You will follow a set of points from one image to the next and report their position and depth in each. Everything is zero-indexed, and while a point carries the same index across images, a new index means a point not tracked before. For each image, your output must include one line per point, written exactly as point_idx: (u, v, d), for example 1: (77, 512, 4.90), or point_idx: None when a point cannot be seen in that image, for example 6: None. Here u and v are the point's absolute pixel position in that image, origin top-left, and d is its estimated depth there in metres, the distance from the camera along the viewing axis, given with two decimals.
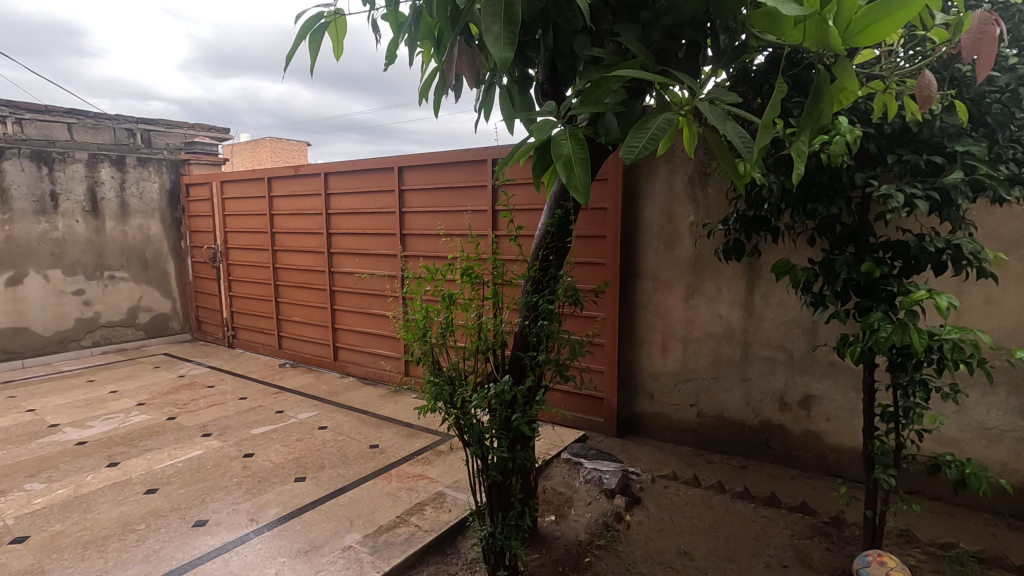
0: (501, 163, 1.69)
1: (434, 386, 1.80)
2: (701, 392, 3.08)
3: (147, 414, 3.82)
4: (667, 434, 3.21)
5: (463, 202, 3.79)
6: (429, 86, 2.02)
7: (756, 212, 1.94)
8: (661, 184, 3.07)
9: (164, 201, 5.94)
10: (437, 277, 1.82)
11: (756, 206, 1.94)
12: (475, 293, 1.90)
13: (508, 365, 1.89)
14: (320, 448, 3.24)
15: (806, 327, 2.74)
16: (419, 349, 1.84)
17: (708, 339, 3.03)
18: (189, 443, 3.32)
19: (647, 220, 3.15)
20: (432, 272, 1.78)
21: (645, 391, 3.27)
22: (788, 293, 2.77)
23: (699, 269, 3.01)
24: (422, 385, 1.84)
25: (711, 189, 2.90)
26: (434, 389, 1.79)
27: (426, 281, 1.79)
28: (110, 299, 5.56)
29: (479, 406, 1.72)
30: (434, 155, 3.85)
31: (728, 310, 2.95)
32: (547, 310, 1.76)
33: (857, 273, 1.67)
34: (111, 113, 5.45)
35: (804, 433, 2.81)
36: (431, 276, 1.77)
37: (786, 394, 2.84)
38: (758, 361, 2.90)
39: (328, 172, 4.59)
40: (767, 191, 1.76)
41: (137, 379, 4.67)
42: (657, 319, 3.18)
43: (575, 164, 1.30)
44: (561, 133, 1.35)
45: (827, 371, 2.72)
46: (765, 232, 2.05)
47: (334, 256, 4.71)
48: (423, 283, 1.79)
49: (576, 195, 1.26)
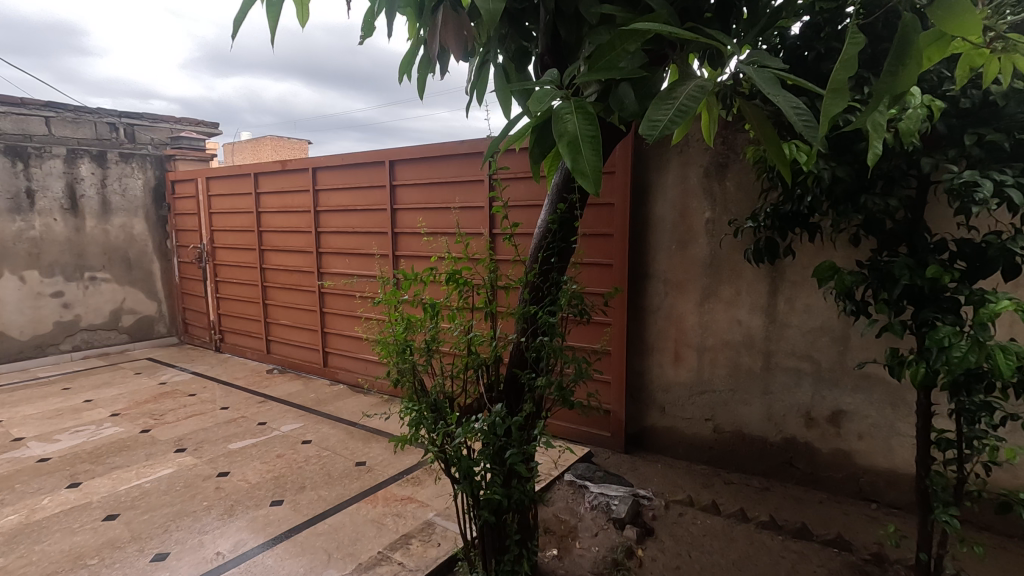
0: (493, 148, 1.41)
1: (415, 412, 1.53)
2: (717, 405, 2.81)
3: (121, 426, 3.56)
4: (679, 450, 2.94)
5: (457, 198, 3.51)
6: (413, 64, 1.76)
7: (792, 207, 1.67)
8: (674, 177, 2.80)
9: (148, 198, 5.68)
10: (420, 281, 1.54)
11: (793, 199, 1.66)
12: (464, 300, 1.64)
13: (503, 386, 1.62)
14: (302, 466, 2.98)
15: (835, 336, 2.47)
16: (398, 367, 1.58)
17: (725, 347, 2.76)
18: (161, 459, 3.06)
19: (659, 217, 2.88)
20: (412, 275, 1.51)
21: (655, 403, 3.00)
22: (815, 297, 2.49)
23: (715, 270, 2.74)
24: (402, 408, 1.57)
25: (730, 182, 2.63)
26: (414, 415, 1.53)
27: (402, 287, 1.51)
28: (92, 301, 5.31)
29: (466, 438, 1.44)
30: (427, 147, 3.59)
31: (748, 316, 2.68)
32: (548, 323, 1.48)
33: (920, 277, 1.39)
34: (92, 106, 5.21)
35: (833, 452, 2.54)
36: (410, 281, 1.50)
37: (813, 409, 2.57)
38: (781, 371, 2.63)
39: (317, 167, 4.33)
40: (812, 181, 1.49)
41: (116, 386, 4.42)
42: (669, 325, 2.91)
43: (581, 146, 1.02)
44: (563, 107, 1.08)
45: (859, 385, 2.44)
46: (800, 230, 1.77)
47: (323, 256, 4.44)
48: (400, 289, 1.51)
49: (584, 182, 0.99)
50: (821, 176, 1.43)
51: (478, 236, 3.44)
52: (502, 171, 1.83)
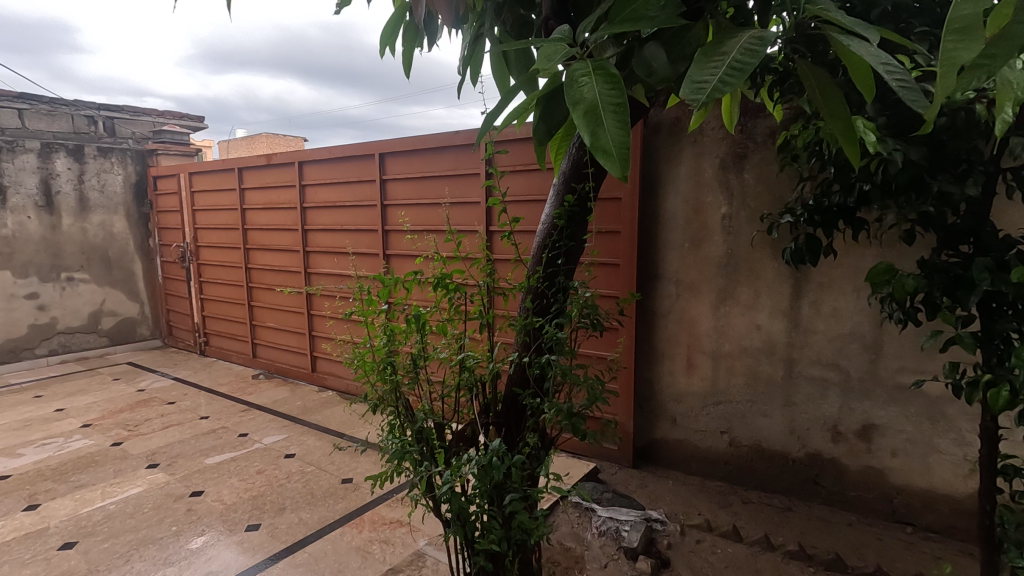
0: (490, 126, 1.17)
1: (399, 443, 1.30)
2: (734, 417, 2.59)
3: (91, 438, 3.32)
4: (691, 465, 2.72)
5: (450, 193, 3.28)
6: (397, 33, 1.50)
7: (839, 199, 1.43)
8: (686, 169, 2.57)
9: (129, 195, 5.43)
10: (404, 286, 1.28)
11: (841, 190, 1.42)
12: (454, 307, 1.40)
13: (502, 410, 1.38)
14: (283, 484, 2.75)
15: (867, 343, 2.25)
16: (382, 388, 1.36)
17: (743, 354, 2.54)
18: (130, 476, 2.82)
19: (669, 213, 2.64)
20: (392, 280, 1.24)
21: (666, 414, 2.77)
22: (843, 300, 2.28)
23: (732, 270, 2.51)
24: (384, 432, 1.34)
25: (749, 174, 2.41)
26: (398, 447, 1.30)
27: (380, 293, 1.25)
28: (69, 303, 5.06)
29: (458, 479, 1.20)
30: (420, 139, 3.36)
31: (769, 320, 2.46)
32: (555, 337, 1.23)
33: (1006, 282, 1.15)
34: (69, 98, 4.96)
35: (863, 470, 2.32)
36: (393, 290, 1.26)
37: (841, 423, 2.35)
38: (805, 381, 2.41)
39: (303, 161, 4.09)
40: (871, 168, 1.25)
41: (91, 393, 4.18)
42: (680, 330, 2.69)
43: (602, 115, 0.79)
44: (578, 68, 0.85)
45: (893, 397, 2.23)
46: (844, 225, 1.54)
47: (310, 256, 4.21)
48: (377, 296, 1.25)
49: (607, 162, 0.76)
50: (890, 159, 1.19)
51: (473, 234, 3.20)
52: (500, 158, 1.58)
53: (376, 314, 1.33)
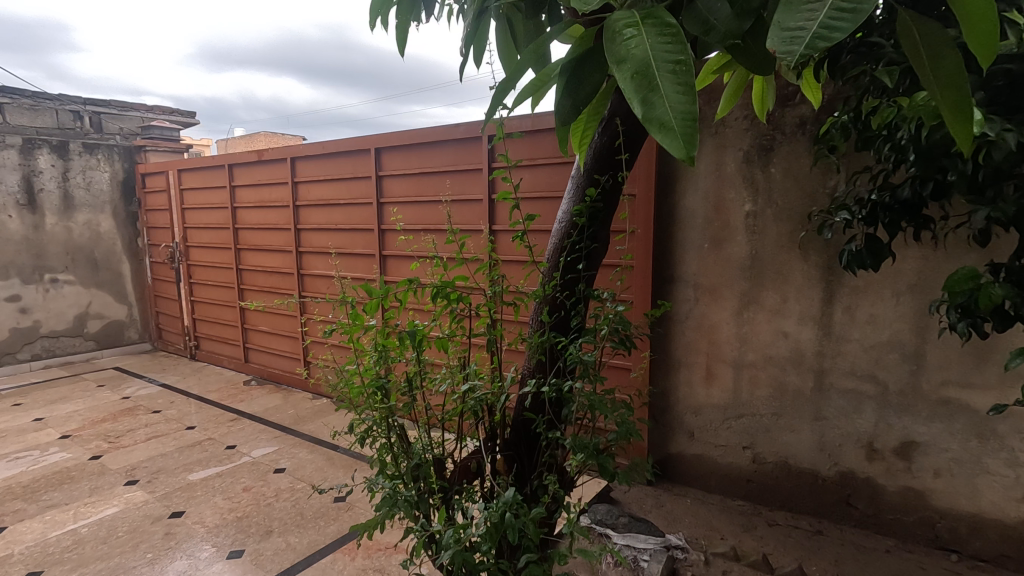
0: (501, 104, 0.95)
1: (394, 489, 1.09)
2: (758, 431, 2.39)
3: (68, 451, 3.12)
4: (711, 482, 2.53)
5: (451, 190, 3.08)
6: (389, 4, 1.28)
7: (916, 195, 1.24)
8: (707, 163, 2.37)
9: (116, 193, 5.22)
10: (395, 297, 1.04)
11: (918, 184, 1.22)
12: (455, 322, 1.19)
13: (514, 442, 1.18)
14: (270, 503, 2.55)
15: (907, 352, 2.06)
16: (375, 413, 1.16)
17: (768, 364, 2.34)
18: (107, 495, 2.62)
19: (688, 212, 2.44)
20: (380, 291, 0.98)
21: (682, 428, 2.58)
22: (880, 306, 2.09)
23: (757, 273, 2.32)
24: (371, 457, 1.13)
25: (776, 168, 2.22)
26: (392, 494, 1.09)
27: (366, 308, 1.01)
28: (53, 306, 4.86)
29: (465, 540, 0.99)
30: (417, 132, 3.16)
31: (797, 328, 2.26)
32: (580, 359, 1.03)
33: None
34: (53, 92, 4.76)
35: (902, 491, 2.13)
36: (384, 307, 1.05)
37: (877, 439, 2.15)
38: (837, 394, 2.21)
39: (296, 157, 3.89)
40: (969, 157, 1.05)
41: (73, 402, 3.97)
42: (699, 337, 2.49)
43: (656, 79, 0.59)
44: (620, 19, 0.65)
45: (937, 412, 2.03)
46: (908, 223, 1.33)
47: (303, 256, 4.01)
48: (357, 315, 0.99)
49: (666, 137, 0.56)
50: (998, 145, 0.99)
51: (476, 234, 3.01)
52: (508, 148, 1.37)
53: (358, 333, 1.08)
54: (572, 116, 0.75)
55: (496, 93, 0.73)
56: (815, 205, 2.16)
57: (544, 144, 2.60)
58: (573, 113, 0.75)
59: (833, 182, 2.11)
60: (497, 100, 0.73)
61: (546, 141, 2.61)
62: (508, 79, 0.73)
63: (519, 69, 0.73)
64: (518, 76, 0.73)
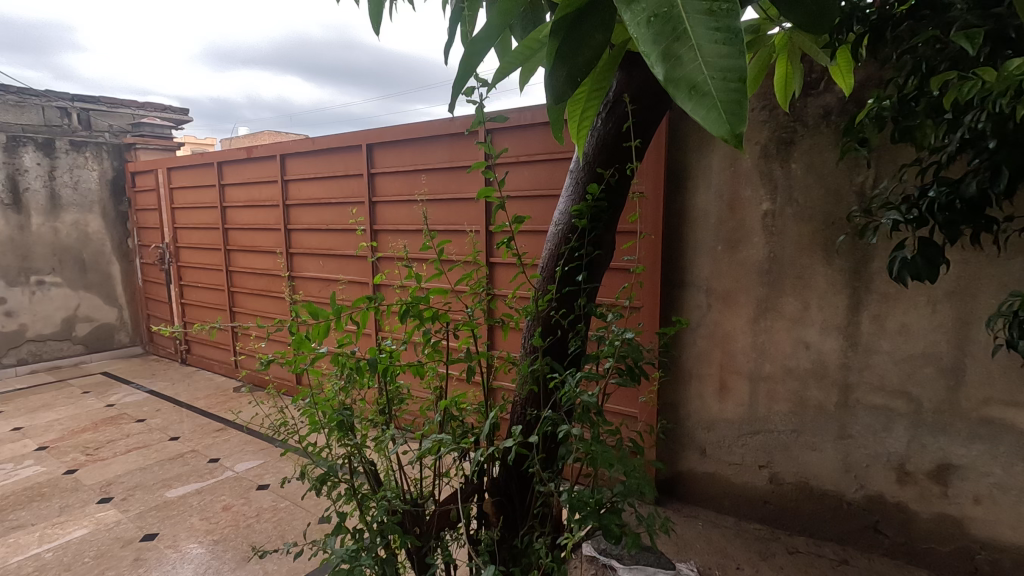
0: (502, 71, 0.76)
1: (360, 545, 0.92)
2: (776, 449, 2.20)
3: (43, 464, 2.95)
4: (724, 503, 2.34)
5: (436, 189, 2.94)
6: None
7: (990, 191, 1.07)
8: (720, 158, 2.18)
9: (105, 192, 5.07)
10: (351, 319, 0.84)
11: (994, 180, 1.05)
12: (432, 345, 1.01)
13: (504, 485, 1.00)
14: (251, 524, 2.38)
15: (944, 366, 1.87)
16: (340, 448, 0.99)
17: (787, 377, 2.15)
18: (77, 514, 2.46)
19: (699, 211, 2.25)
20: (327, 313, 0.78)
21: (693, 444, 2.39)
22: (913, 315, 1.90)
23: (775, 277, 2.12)
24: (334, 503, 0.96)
25: (796, 164, 2.03)
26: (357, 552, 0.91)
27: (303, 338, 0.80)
28: (39, 309, 4.70)
29: None
30: (409, 127, 2.99)
31: (820, 338, 2.07)
32: (578, 398, 0.83)
33: None
34: (39, 88, 4.62)
35: (936, 518, 1.94)
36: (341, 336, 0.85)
37: (909, 461, 1.96)
38: (864, 411, 2.02)
39: (285, 154, 3.72)
40: None
41: (56, 410, 3.82)
42: (712, 347, 2.29)
43: (683, 25, 0.41)
44: None
45: (977, 433, 1.84)
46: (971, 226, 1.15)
47: (294, 258, 3.84)
48: (296, 344, 0.78)
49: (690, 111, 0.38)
50: None
51: (458, 235, 2.87)
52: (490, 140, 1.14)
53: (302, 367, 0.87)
54: (569, 90, 0.56)
55: (460, 69, 0.58)
56: (841, 204, 1.97)
57: (546, 138, 2.44)
58: (570, 86, 0.55)
59: (861, 178, 1.92)
60: (461, 77, 0.58)
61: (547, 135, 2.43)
62: (472, 49, 0.56)
63: (489, 36, 0.57)
64: (488, 44, 0.57)
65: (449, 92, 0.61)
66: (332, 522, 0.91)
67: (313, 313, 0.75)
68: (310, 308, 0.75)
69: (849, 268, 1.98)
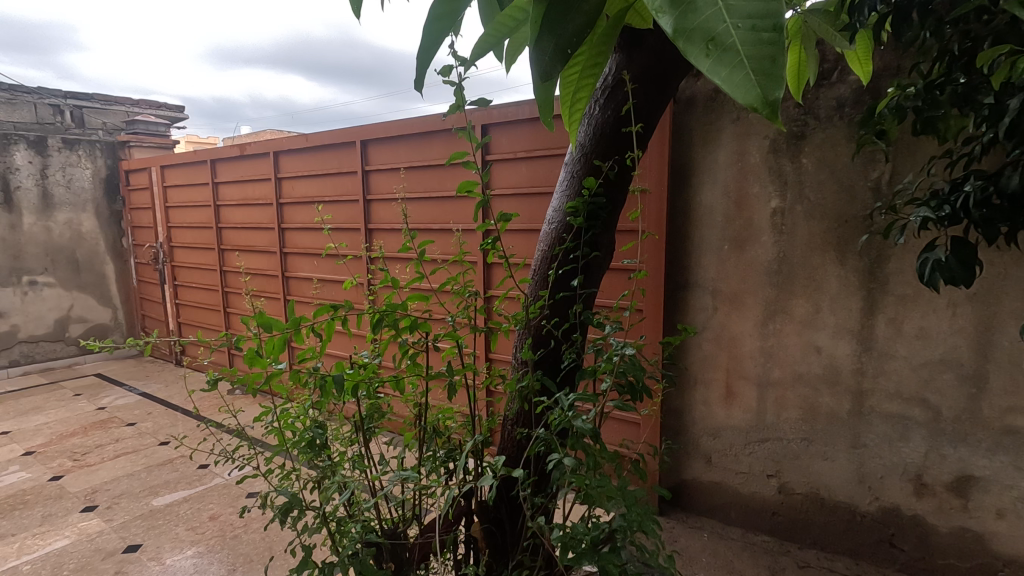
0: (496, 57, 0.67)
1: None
2: (785, 458, 2.10)
3: (28, 470, 2.87)
4: (730, 514, 2.24)
5: (421, 188, 2.90)
6: None
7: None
8: (727, 153, 2.08)
9: (98, 191, 4.99)
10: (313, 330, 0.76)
11: None
12: (415, 361, 0.92)
13: (493, 510, 0.91)
14: (238, 535, 2.29)
15: (965, 373, 1.77)
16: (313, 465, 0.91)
17: (797, 383, 2.05)
18: (59, 524, 2.37)
19: (705, 209, 2.15)
20: (284, 326, 0.69)
21: (698, 452, 2.28)
22: (933, 318, 1.79)
23: (785, 278, 2.02)
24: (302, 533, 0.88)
25: (807, 159, 1.93)
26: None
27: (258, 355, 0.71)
28: (32, 310, 4.63)
29: None
30: (404, 123, 2.89)
31: (832, 342, 1.97)
32: (571, 420, 0.72)
33: None
34: (31, 84, 4.55)
35: (956, 532, 1.84)
36: (306, 352, 0.77)
37: (927, 473, 1.86)
38: (880, 419, 1.91)
39: (278, 151, 3.63)
40: None
41: (46, 413, 3.74)
42: (718, 351, 2.19)
43: None
44: None
45: (1000, 444, 1.74)
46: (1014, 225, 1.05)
47: (288, 258, 3.75)
48: (248, 361, 0.68)
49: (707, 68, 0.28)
50: None
51: (443, 233, 2.82)
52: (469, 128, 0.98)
53: (258, 386, 0.78)
54: (556, 66, 0.46)
55: (427, 36, 0.49)
56: (856, 201, 1.87)
57: (551, 133, 2.33)
58: (558, 60, 0.45)
59: (877, 174, 1.82)
60: (428, 43, 0.49)
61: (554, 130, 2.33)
62: (440, 10, 0.47)
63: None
64: (460, 6, 0.48)
65: (416, 68, 0.52)
66: (298, 554, 0.82)
67: (265, 324, 0.66)
68: (262, 318, 0.66)
69: (859, 268, 1.88)
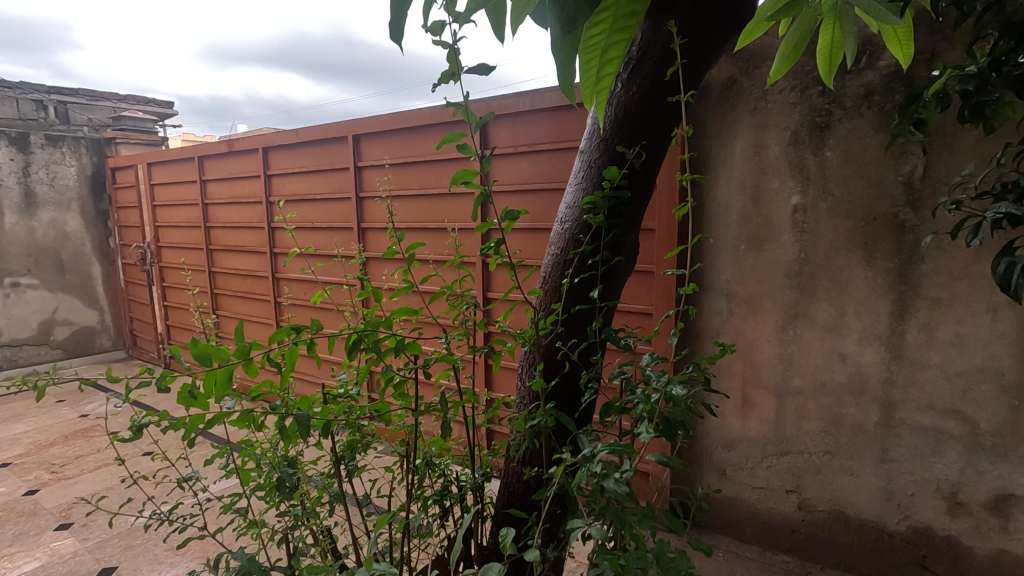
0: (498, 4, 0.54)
1: None
2: (806, 473, 1.96)
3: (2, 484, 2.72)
4: (746, 531, 2.10)
5: (416, 185, 2.75)
6: None
7: None
8: (744, 146, 1.93)
9: (84, 189, 4.84)
10: (271, 359, 0.62)
11: None
12: (401, 387, 0.78)
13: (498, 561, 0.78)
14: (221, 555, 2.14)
15: (1005, 384, 1.63)
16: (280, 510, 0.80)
17: (820, 393, 1.90)
18: (30, 544, 2.22)
19: (719, 205, 2.00)
20: (227, 356, 0.57)
21: (711, 465, 2.14)
22: (969, 324, 1.66)
23: (806, 280, 1.88)
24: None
25: (831, 151, 1.79)
26: None
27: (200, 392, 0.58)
28: (13, 313, 4.46)
29: None
30: (398, 116, 2.74)
31: (858, 349, 1.82)
32: (597, 478, 0.57)
33: None
34: (14, 80, 4.35)
35: (993, 555, 1.70)
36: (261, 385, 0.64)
37: (962, 491, 1.72)
38: (910, 432, 1.77)
39: (267, 147, 3.48)
40: None
41: (26, 421, 3.59)
42: (734, 358, 2.05)
43: None
44: None
45: None
46: None
47: (277, 258, 3.60)
48: (182, 403, 0.55)
49: None
50: None
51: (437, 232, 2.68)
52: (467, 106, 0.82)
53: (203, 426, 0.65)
54: None
55: None
56: (884, 197, 1.73)
57: (572, 123, 2.15)
58: None
59: (910, 168, 1.68)
60: None
61: (576, 120, 2.14)
62: None
63: None
64: None
65: None
66: None
67: (199, 356, 0.54)
68: (195, 348, 0.54)
69: (889, 270, 1.74)
